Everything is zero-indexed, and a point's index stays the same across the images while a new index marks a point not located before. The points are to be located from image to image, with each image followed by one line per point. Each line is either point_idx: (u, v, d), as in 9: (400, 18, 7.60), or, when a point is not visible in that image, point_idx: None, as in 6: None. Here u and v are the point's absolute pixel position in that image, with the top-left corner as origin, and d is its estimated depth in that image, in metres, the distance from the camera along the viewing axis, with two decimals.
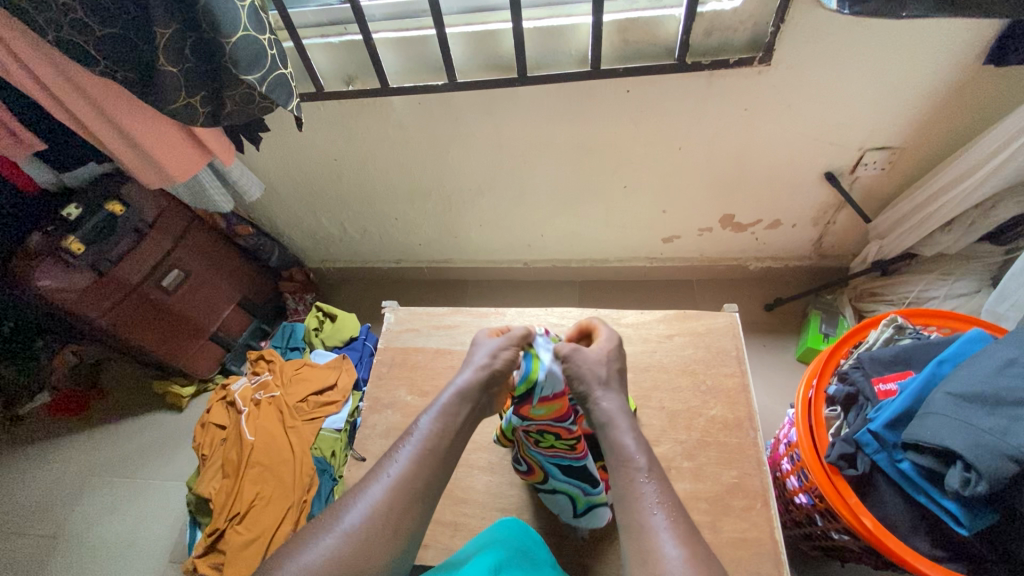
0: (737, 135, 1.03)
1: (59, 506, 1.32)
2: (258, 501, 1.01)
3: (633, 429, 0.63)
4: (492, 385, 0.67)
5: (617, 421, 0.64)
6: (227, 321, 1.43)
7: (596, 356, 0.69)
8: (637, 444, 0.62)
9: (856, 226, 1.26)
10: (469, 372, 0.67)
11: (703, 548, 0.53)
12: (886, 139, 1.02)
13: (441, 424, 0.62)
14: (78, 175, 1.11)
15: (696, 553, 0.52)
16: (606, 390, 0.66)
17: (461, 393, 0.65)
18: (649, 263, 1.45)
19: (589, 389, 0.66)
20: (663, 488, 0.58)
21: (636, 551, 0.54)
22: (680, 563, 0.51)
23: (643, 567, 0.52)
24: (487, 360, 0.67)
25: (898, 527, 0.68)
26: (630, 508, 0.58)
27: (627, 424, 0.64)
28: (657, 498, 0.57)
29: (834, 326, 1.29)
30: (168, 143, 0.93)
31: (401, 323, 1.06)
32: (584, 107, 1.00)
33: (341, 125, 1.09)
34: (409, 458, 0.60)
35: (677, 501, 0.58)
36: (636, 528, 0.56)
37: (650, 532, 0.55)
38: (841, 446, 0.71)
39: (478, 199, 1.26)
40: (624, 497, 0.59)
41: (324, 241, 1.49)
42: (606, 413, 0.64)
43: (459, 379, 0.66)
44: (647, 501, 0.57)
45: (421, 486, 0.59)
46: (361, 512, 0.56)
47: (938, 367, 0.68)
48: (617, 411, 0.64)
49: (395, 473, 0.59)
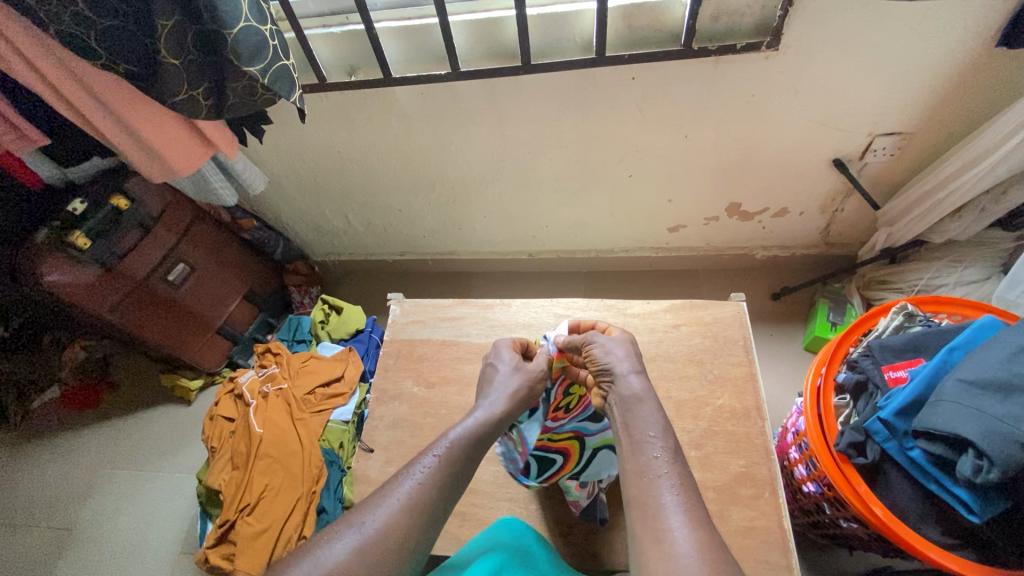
0: (744, 123, 1.02)
1: (72, 499, 1.33)
2: (267, 493, 1.02)
3: (659, 410, 0.65)
4: (517, 412, 0.72)
5: (644, 400, 0.66)
6: (233, 314, 1.43)
7: (621, 341, 0.75)
8: (660, 424, 0.64)
9: (864, 214, 1.25)
10: (500, 398, 0.72)
11: (714, 535, 0.53)
12: (895, 124, 1.01)
13: (466, 448, 0.65)
14: (83, 170, 1.10)
15: (709, 538, 0.53)
16: (633, 370, 0.70)
17: (494, 421, 0.69)
18: (654, 253, 1.44)
19: (618, 367, 0.70)
20: (682, 471, 0.60)
21: (649, 530, 0.55)
22: (692, 547, 0.51)
23: (658, 547, 0.53)
24: (520, 387, 0.73)
25: (908, 515, 0.67)
26: (646, 485, 0.59)
27: (653, 403, 0.66)
28: (676, 479, 0.58)
29: (841, 314, 1.28)
30: (171, 136, 0.93)
31: (406, 315, 1.06)
32: (589, 95, 0.98)
33: (343, 117, 1.09)
34: (426, 478, 0.61)
35: (693, 486, 0.59)
36: (652, 508, 0.56)
37: (665, 513, 0.55)
38: (850, 435, 0.70)
39: (482, 190, 1.26)
40: (641, 473, 0.60)
41: (328, 233, 1.49)
42: (633, 390, 0.67)
43: (489, 406, 0.71)
44: (664, 480, 0.58)
45: (436, 505, 0.60)
46: (374, 524, 0.57)
47: (949, 355, 0.67)
48: (643, 391, 0.67)
49: (411, 492, 0.60)
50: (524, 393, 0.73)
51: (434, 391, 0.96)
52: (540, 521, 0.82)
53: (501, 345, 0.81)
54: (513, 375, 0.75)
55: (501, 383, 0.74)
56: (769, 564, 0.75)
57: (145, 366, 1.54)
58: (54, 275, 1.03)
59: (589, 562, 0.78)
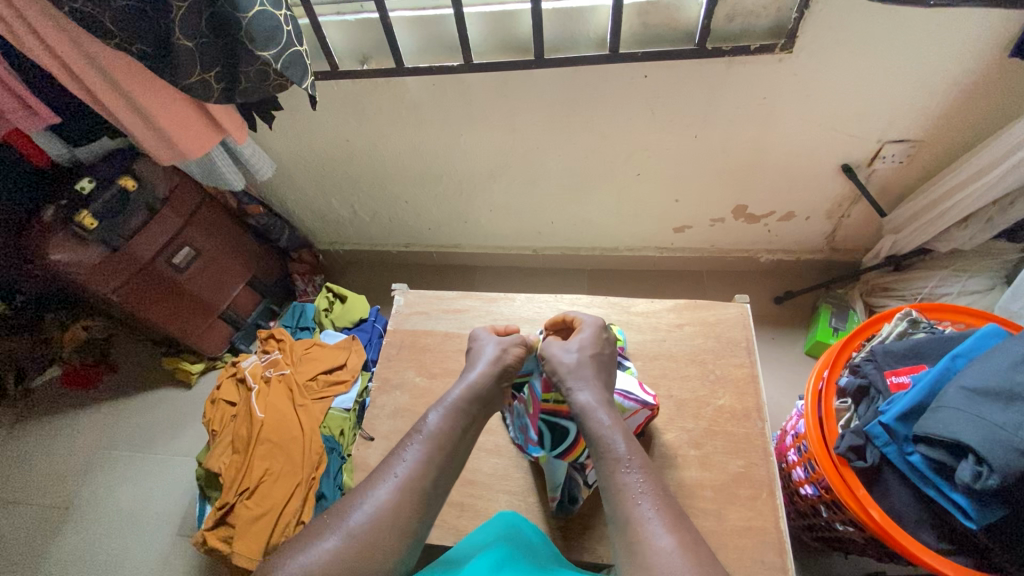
0: (754, 125, 1.02)
1: (70, 479, 1.34)
2: (266, 478, 1.00)
3: (615, 424, 0.66)
4: (502, 377, 0.75)
5: (597, 414, 0.68)
6: (238, 299, 1.43)
7: (572, 350, 0.76)
8: (618, 434, 0.65)
9: (869, 221, 1.25)
10: (482, 365, 0.75)
11: (694, 533, 0.55)
12: (905, 132, 1.01)
13: (449, 422, 0.66)
14: (92, 150, 1.11)
15: (687, 539, 0.54)
16: (581, 384, 0.72)
17: (473, 392, 0.71)
18: (658, 253, 1.44)
19: (565, 385, 0.72)
20: (648, 477, 0.60)
21: (629, 544, 0.56)
22: (672, 547, 0.53)
23: (634, 559, 0.54)
24: (497, 353, 0.77)
25: (905, 521, 0.67)
26: (617, 500, 0.60)
27: (605, 414, 0.68)
28: (643, 487, 0.59)
29: (844, 320, 1.27)
30: (182, 120, 0.93)
31: (410, 306, 1.07)
32: (601, 91, 0.98)
33: (354, 106, 1.08)
34: (417, 457, 0.62)
35: (667, 493, 0.60)
36: (627, 521, 0.57)
37: (639, 523, 0.56)
38: (850, 438, 0.70)
39: (490, 184, 1.26)
40: (610, 489, 0.61)
41: (334, 223, 1.49)
42: (581, 406, 0.69)
43: (470, 375, 0.74)
44: (636, 492, 0.59)
45: (426, 486, 0.61)
46: (366, 512, 0.57)
47: (951, 362, 0.67)
48: (594, 405, 0.69)
49: (404, 472, 0.61)
50: (501, 357, 0.77)
51: (436, 381, 0.97)
52: (539, 515, 0.82)
53: (481, 334, 0.84)
54: (491, 346, 0.79)
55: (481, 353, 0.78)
56: (764, 564, 0.76)
57: (143, 348, 1.54)
58: (60, 255, 1.04)
59: (584, 556, 0.79)
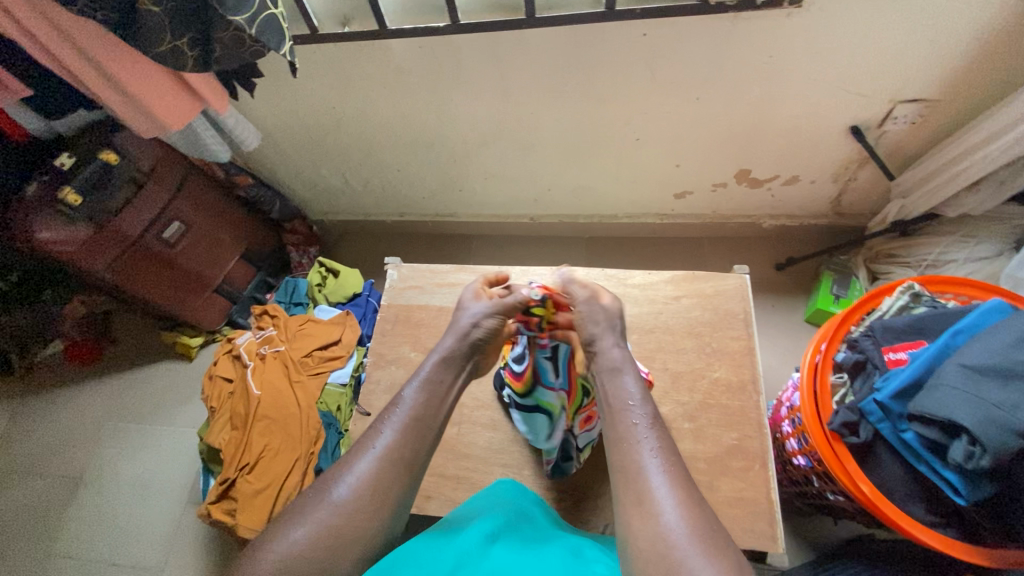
0: (760, 86, 0.97)
1: (82, 449, 1.38)
2: (266, 454, 1.02)
3: (637, 381, 0.63)
4: (475, 352, 0.71)
5: (624, 368, 0.65)
6: (232, 273, 1.42)
7: (603, 305, 0.70)
8: (640, 392, 0.62)
9: (877, 185, 1.21)
10: (453, 338, 0.70)
11: (698, 497, 0.53)
12: (919, 91, 0.95)
13: (425, 396, 0.65)
14: (72, 122, 1.06)
15: (692, 499, 0.52)
16: (614, 341, 0.68)
17: (447, 358, 0.69)
18: (659, 219, 1.41)
19: (597, 339, 0.68)
20: (662, 435, 0.58)
21: (632, 494, 0.54)
22: (674, 504, 0.51)
23: (638, 508, 0.53)
24: (467, 326, 0.71)
25: (895, 494, 0.68)
26: (626, 450, 0.57)
27: (633, 372, 0.65)
28: (656, 443, 0.57)
29: (845, 287, 1.25)
30: (158, 90, 0.89)
31: (404, 280, 1.05)
32: (598, 51, 0.93)
33: (338, 70, 1.03)
34: (395, 428, 0.61)
35: (673, 448, 0.57)
36: (633, 471, 0.55)
37: (646, 475, 0.54)
38: (844, 415, 0.70)
39: (483, 150, 1.21)
40: (620, 438, 0.59)
41: (326, 193, 1.46)
42: (615, 361, 0.66)
43: (443, 344, 0.70)
44: (643, 443, 0.57)
45: (407, 457, 0.60)
46: (348, 486, 0.57)
47: (952, 339, 0.66)
48: (624, 359, 0.66)
49: (382, 444, 0.60)
50: (471, 331, 0.71)
51: None
52: (534, 487, 0.84)
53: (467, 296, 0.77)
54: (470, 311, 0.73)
55: (458, 322, 0.72)
56: (753, 532, 0.78)
57: (143, 323, 1.54)
58: (46, 232, 1.03)
59: (578, 526, 0.81)
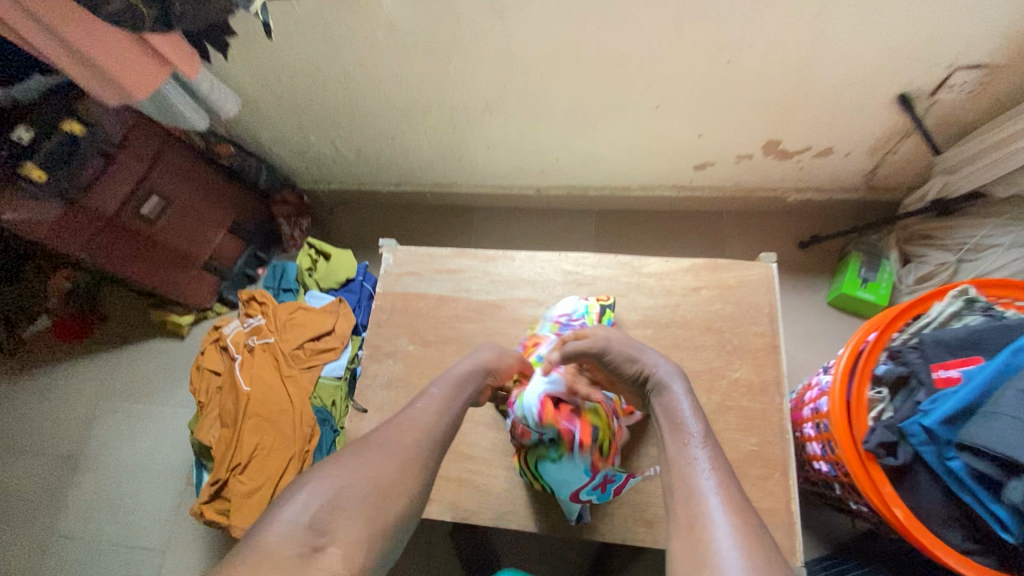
0: (801, 49, 0.85)
1: (76, 429, 1.36)
2: (258, 452, 0.98)
3: (688, 393, 0.61)
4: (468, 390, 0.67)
5: (672, 385, 0.63)
6: (220, 248, 1.34)
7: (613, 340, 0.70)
8: (692, 409, 0.59)
9: (918, 159, 1.10)
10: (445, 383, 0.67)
11: (753, 519, 0.48)
12: (984, 55, 0.83)
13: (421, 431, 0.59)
14: (26, 89, 0.87)
15: (748, 522, 0.48)
16: (659, 360, 0.67)
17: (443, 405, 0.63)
18: (675, 191, 1.30)
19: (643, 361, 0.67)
20: (715, 454, 0.54)
21: (685, 517, 0.50)
22: (730, 527, 0.47)
23: (688, 535, 0.48)
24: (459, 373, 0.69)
25: (931, 518, 0.63)
26: (679, 469, 0.54)
27: (684, 389, 0.63)
28: (709, 461, 0.53)
29: (874, 270, 1.17)
30: (117, 54, 0.78)
31: (400, 265, 0.98)
32: (618, 7, 0.80)
33: (321, 28, 0.91)
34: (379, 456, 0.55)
35: (727, 464, 0.54)
36: (685, 492, 0.52)
37: (699, 495, 0.51)
38: (882, 434, 0.64)
39: (486, 117, 1.10)
40: (671, 457, 0.56)
41: (316, 161, 1.35)
42: (660, 380, 0.64)
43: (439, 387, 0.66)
44: (698, 463, 0.53)
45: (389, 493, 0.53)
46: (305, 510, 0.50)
47: (1013, 357, 0.59)
48: (672, 378, 0.64)
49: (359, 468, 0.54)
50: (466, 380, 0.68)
51: (430, 350, 0.91)
52: (540, 493, 0.80)
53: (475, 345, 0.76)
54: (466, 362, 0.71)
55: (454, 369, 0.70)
56: None
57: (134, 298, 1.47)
58: (13, 212, 0.94)
59: (585, 533, 0.78)
